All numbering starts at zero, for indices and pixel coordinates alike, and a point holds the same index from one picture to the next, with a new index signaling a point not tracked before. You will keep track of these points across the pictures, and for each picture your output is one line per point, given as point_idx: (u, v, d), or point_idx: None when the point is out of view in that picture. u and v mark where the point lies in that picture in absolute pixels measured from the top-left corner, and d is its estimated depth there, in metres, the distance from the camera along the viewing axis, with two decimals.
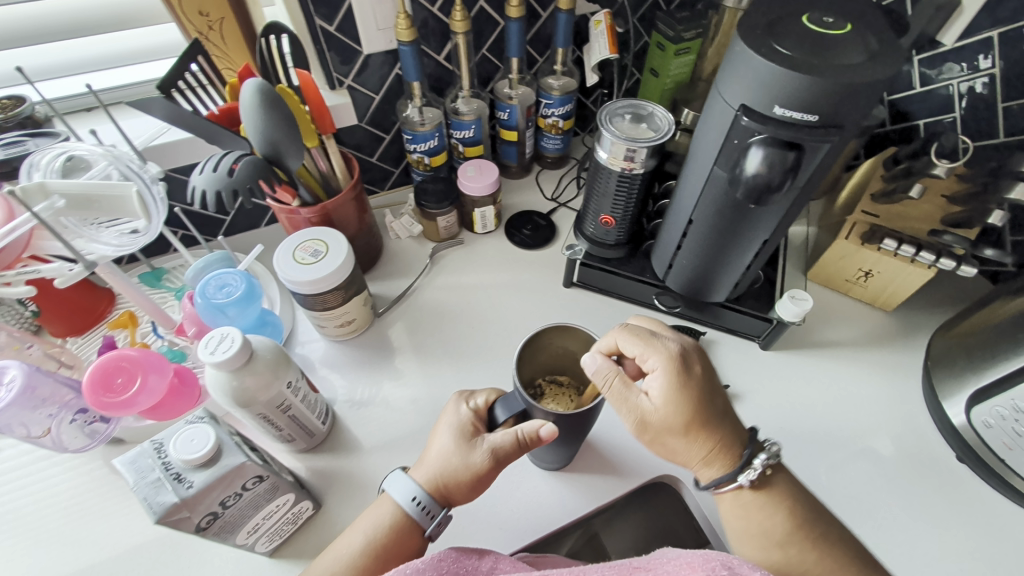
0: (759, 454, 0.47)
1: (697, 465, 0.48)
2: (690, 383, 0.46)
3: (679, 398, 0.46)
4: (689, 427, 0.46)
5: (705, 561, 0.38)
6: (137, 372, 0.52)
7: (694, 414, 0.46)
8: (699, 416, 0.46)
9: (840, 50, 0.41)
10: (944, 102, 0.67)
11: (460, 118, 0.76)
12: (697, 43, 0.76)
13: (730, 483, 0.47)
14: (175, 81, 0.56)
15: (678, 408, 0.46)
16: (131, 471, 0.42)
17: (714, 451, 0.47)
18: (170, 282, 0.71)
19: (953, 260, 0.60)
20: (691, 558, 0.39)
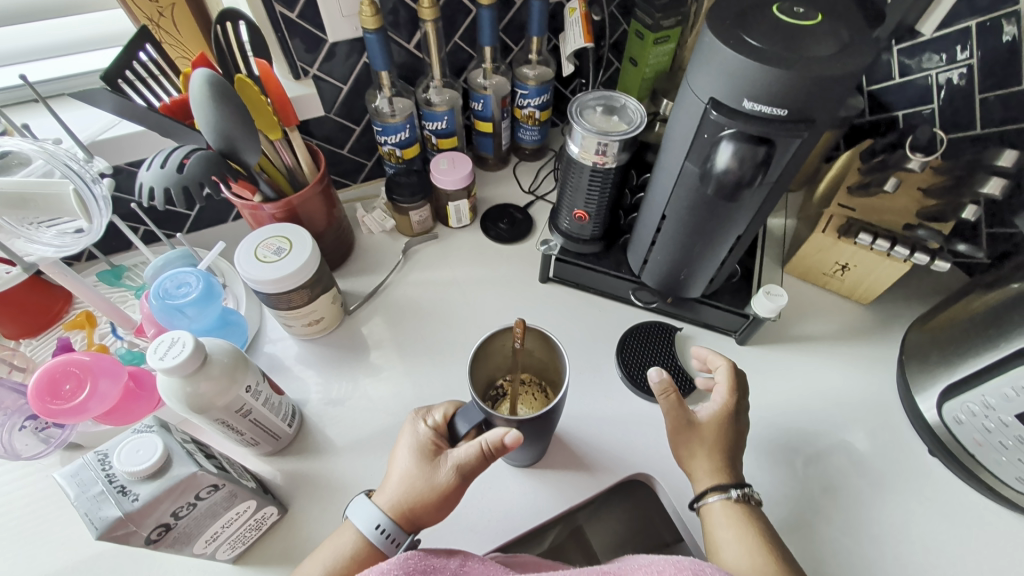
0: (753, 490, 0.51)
1: (704, 478, 0.52)
2: (738, 422, 0.54)
3: (730, 427, 0.53)
4: (722, 449, 0.52)
5: (675, 568, 0.37)
6: (86, 378, 0.50)
7: (734, 447, 0.53)
8: (734, 453, 0.53)
9: (811, 41, 0.40)
10: (923, 93, 0.66)
11: (433, 109, 0.74)
12: (676, 31, 0.74)
13: (725, 493, 0.50)
14: (122, 72, 0.53)
15: (725, 433, 0.53)
16: (72, 484, 0.40)
17: (728, 474, 0.51)
18: (131, 281, 0.68)
19: (927, 254, 0.60)
20: (661, 565, 0.38)
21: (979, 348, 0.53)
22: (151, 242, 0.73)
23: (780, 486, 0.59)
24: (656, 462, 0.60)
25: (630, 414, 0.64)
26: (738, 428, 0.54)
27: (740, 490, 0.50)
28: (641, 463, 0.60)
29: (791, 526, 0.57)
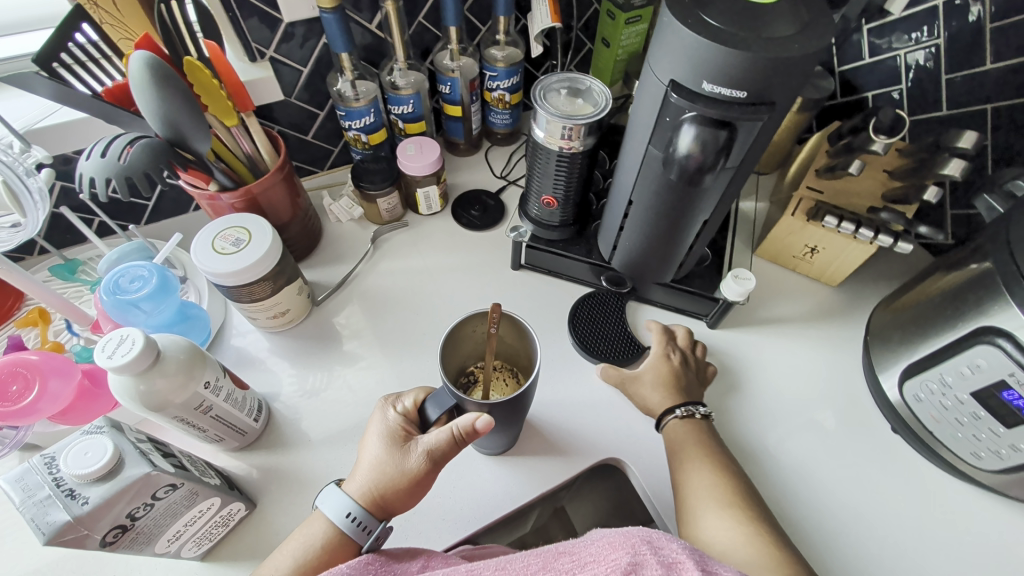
0: (699, 406, 0.57)
1: (655, 410, 0.59)
2: (672, 356, 0.62)
3: (666, 363, 0.61)
4: (664, 381, 0.59)
5: (625, 539, 0.36)
6: (34, 379, 0.48)
7: (675, 377, 0.60)
8: (678, 381, 0.60)
9: (770, 21, 0.39)
10: (892, 74, 0.66)
11: (398, 93, 0.71)
12: (648, 11, 0.73)
13: (673, 415, 0.57)
14: (56, 54, 0.51)
15: (663, 368, 0.60)
16: (17, 489, 0.39)
17: (677, 398, 0.58)
18: (87, 276, 0.66)
19: (891, 236, 0.60)
20: (611, 538, 0.37)
21: (939, 327, 0.53)
22: (107, 235, 0.71)
23: (749, 466, 0.60)
24: (628, 447, 0.60)
25: (602, 398, 0.64)
26: (674, 361, 0.61)
27: (684, 407, 0.57)
28: (612, 448, 0.60)
29: None
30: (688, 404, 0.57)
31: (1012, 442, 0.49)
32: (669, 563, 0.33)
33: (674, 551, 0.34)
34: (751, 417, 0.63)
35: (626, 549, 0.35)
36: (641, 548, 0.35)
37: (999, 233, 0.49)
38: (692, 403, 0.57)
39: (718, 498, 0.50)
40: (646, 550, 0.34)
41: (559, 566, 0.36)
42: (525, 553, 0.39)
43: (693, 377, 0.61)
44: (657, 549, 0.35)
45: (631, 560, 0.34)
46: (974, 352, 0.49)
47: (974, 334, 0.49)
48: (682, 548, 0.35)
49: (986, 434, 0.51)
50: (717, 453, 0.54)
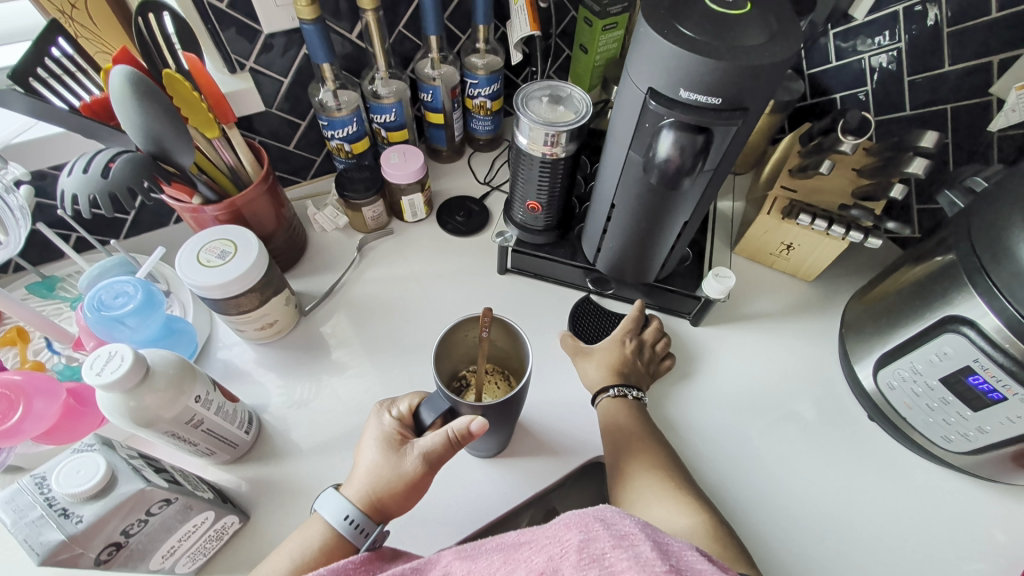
0: (633, 391, 0.59)
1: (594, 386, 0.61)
2: (628, 343, 0.63)
3: (619, 348, 0.63)
4: (606, 363, 0.62)
5: (580, 519, 0.37)
6: (18, 399, 0.47)
7: (621, 362, 0.62)
8: (625, 367, 0.62)
9: (740, 30, 0.41)
10: (857, 76, 0.69)
11: (381, 102, 0.72)
12: (624, 17, 0.74)
13: (606, 393, 0.59)
14: (33, 69, 0.50)
15: (615, 352, 0.63)
16: (7, 511, 0.38)
17: (616, 379, 0.60)
18: (66, 292, 0.65)
19: (861, 233, 0.63)
20: (567, 520, 0.37)
21: (909, 318, 0.56)
22: (86, 250, 0.70)
23: (734, 458, 0.62)
24: None
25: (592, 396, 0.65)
26: (626, 349, 0.63)
27: (618, 389, 0.59)
28: (603, 446, 0.61)
29: (746, 495, 0.60)
30: (621, 385, 0.59)
31: (980, 424, 0.52)
32: (621, 535, 0.34)
33: (626, 525, 0.35)
34: (734, 410, 0.65)
35: (578, 527, 0.36)
36: (593, 525, 0.36)
37: (961, 227, 0.52)
38: (627, 385, 0.60)
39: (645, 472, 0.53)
40: (598, 527, 0.35)
41: (519, 557, 0.36)
42: (490, 549, 0.39)
43: (642, 364, 0.64)
44: (608, 525, 0.36)
45: (583, 538, 0.35)
46: (942, 340, 0.52)
47: (943, 322, 0.51)
48: (634, 522, 0.35)
49: (955, 418, 0.54)
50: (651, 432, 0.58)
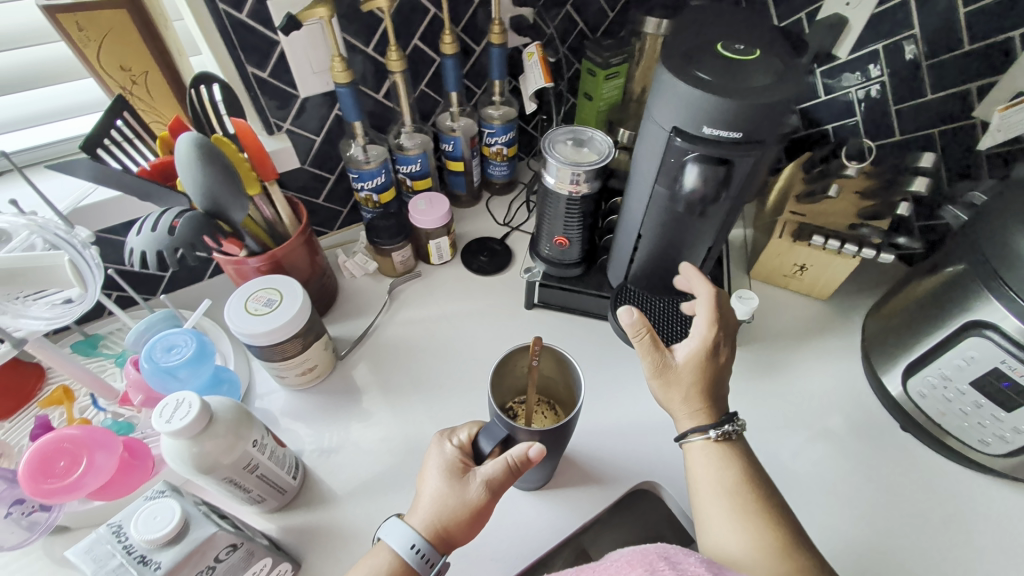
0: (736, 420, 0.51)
1: (686, 417, 0.51)
2: (717, 351, 0.53)
3: (709, 355, 0.52)
4: (697, 389, 0.52)
5: (643, 556, 0.38)
6: (81, 453, 0.49)
7: (709, 375, 0.52)
8: (712, 382, 0.52)
9: (752, 73, 0.46)
10: (845, 108, 0.74)
11: (406, 153, 0.76)
12: (625, 67, 0.81)
13: (704, 434, 0.50)
14: (101, 138, 0.54)
15: (702, 360, 0.52)
16: (88, 561, 0.39)
17: (711, 415, 0.51)
18: (109, 349, 0.66)
19: (873, 249, 0.66)
20: (629, 556, 0.38)
21: (929, 327, 0.58)
22: (128, 306, 0.72)
23: (774, 476, 0.63)
24: (660, 468, 0.62)
25: (628, 423, 0.66)
26: (718, 360, 0.53)
27: (718, 429, 0.50)
28: (645, 470, 0.62)
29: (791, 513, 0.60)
30: (727, 419, 0.50)
31: (1014, 424, 0.54)
32: None
33: (691, 564, 0.37)
34: (768, 427, 0.66)
35: (644, 565, 0.37)
36: (658, 563, 0.37)
37: (967, 239, 0.55)
38: (731, 419, 0.50)
39: (731, 505, 0.45)
40: (664, 565, 0.36)
41: None
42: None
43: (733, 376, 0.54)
44: (674, 564, 0.37)
45: None
46: (965, 345, 0.54)
47: (963, 328, 0.54)
48: (698, 561, 0.37)
49: (990, 420, 0.55)
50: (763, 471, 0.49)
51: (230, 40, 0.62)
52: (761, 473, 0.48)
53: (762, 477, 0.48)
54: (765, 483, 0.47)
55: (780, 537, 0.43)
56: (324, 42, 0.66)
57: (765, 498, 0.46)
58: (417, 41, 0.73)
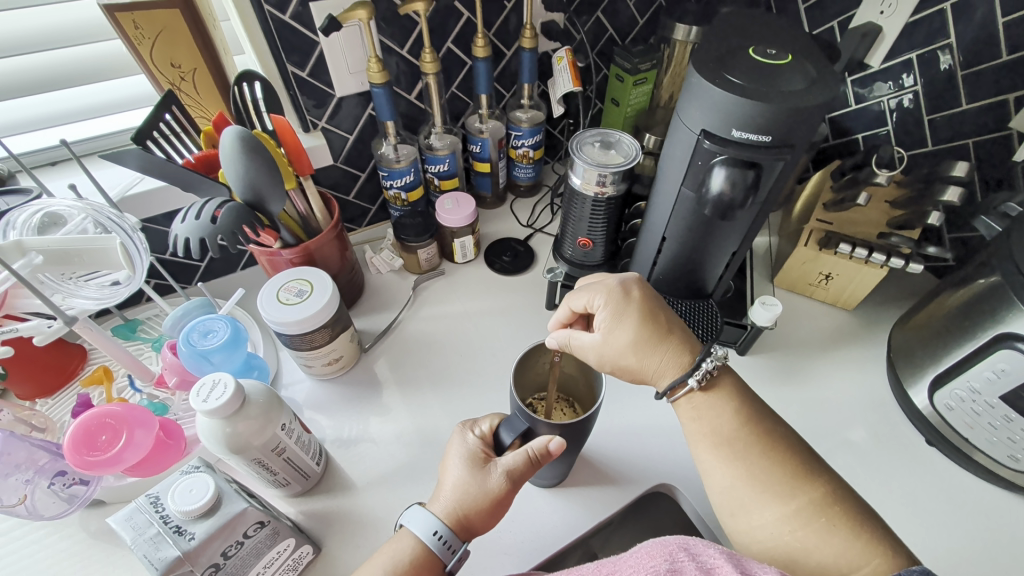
0: (710, 358, 0.49)
1: (651, 377, 0.50)
2: (631, 292, 0.51)
3: (627, 302, 0.50)
4: (625, 363, 0.50)
5: (663, 548, 0.40)
6: (121, 428, 0.52)
7: (642, 321, 0.50)
8: (647, 323, 0.50)
9: (784, 78, 0.46)
10: (877, 117, 0.74)
11: (435, 153, 0.78)
12: (653, 73, 0.82)
13: (685, 385, 0.48)
14: (150, 131, 0.57)
15: (627, 311, 0.50)
16: (127, 528, 0.41)
17: (684, 364, 0.49)
18: (146, 333, 0.69)
19: (902, 259, 0.65)
20: (650, 547, 0.41)
21: (959, 339, 0.57)
22: (166, 294, 0.75)
23: None
24: (677, 471, 0.62)
25: (646, 426, 0.66)
26: (633, 299, 0.51)
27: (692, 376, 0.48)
28: (662, 474, 0.62)
29: None
30: (673, 380, 0.49)
31: None
32: (708, 568, 0.37)
33: (711, 556, 0.38)
34: None
35: (664, 556, 0.39)
36: (678, 554, 0.39)
37: (1000, 249, 0.54)
38: (686, 372, 0.48)
39: (720, 453, 0.46)
40: (684, 556, 0.39)
41: None
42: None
43: (677, 334, 0.50)
44: (694, 555, 0.39)
45: (669, 566, 0.38)
46: (996, 357, 0.53)
47: (994, 340, 0.53)
48: (718, 552, 0.38)
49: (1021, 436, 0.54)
50: (753, 402, 0.48)
51: (273, 40, 0.64)
52: (749, 406, 0.48)
53: (749, 411, 0.47)
54: (753, 415, 0.47)
55: (775, 471, 0.45)
56: (361, 43, 0.69)
57: (754, 435, 0.46)
58: (450, 45, 0.75)
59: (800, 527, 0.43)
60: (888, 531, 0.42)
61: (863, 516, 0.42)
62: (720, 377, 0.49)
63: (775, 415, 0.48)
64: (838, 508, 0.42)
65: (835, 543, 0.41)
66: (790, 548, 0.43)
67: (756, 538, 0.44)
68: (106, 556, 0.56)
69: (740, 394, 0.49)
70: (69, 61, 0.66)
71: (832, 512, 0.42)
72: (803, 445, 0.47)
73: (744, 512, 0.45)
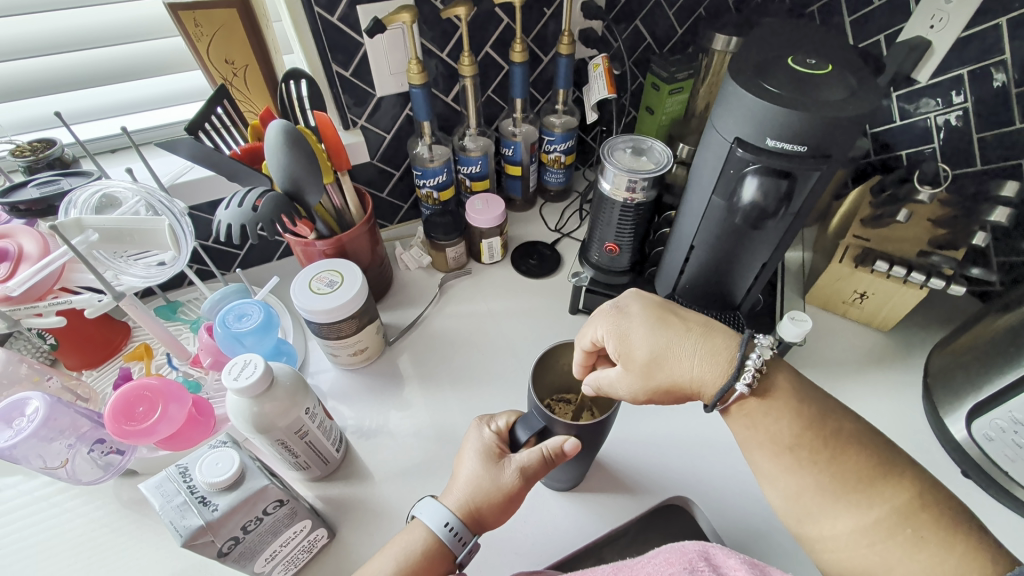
0: (755, 353, 0.46)
1: (697, 386, 0.47)
2: (627, 306, 0.51)
3: (628, 320, 0.50)
4: (663, 385, 0.48)
5: (683, 555, 0.42)
6: (158, 402, 0.55)
7: (655, 331, 0.48)
8: (662, 332, 0.48)
9: (823, 88, 0.46)
10: (923, 133, 0.71)
11: (468, 154, 0.80)
12: (689, 83, 0.81)
13: (736, 390, 0.46)
14: (203, 122, 0.61)
15: (636, 330, 0.49)
16: (157, 495, 0.43)
17: (731, 367, 0.46)
18: (186, 315, 0.73)
19: (943, 279, 0.63)
20: (669, 554, 0.42)
21: (1001, 366, 0.54)
22: (206, 279, 0.79)
23: None
24: (694, 485, 0.61)
25: (665, 436, 0.65)
26: (633, 313, 0.50)
27: (744, 377, 0.45)
28: (678, 486, 0.61)
29: None
30: (719, 389, 0.46)
31: None
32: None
33: (730, 565, 0.40)
34: None
35: (684, 564, 0.41)
36: (698, 563, 0.41)
37: None
38: (732, 375, 0.45)
39: (781, 461, 0.44)
40: (704, 565, 0.40)
41: None
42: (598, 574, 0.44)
43: (707, 335, 0.48)
44: (713, 564, 0.41)
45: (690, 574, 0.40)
46: None
47: None
48: (738, 562, 0.40)
49: None
50: (814, 402, 0.45)
51: (320, 40, 0.67)
52: (810, 406, 0.45)
53: (810, 413, 0.45)
54: (816, 417, 0.44)
55: (846, 479, 0.42)
56: (403, 46, 0.71)
57: (820, 441, 0.43)
58: (489, 49, 0.77)
59: (880, 538, 0.40)
60: (985, 538, 0.38)
61: (954, 523, 0.39)
62: (773, 374, 0.46)
63: (841, 412, 0.45)
64: (925, 516, 0.39)
65: (921, 558, 0.38)
66: (870, 560, 0.40)
67: (830, 548, 0.42)
68: (135, 525, 0.58)
69: (799, 394, 0.46)
70: (132, 55, 0.70)
71: (919, 520, 0.39)
72: (878, 444, 0.43)
73: (814, 521, 0.43)
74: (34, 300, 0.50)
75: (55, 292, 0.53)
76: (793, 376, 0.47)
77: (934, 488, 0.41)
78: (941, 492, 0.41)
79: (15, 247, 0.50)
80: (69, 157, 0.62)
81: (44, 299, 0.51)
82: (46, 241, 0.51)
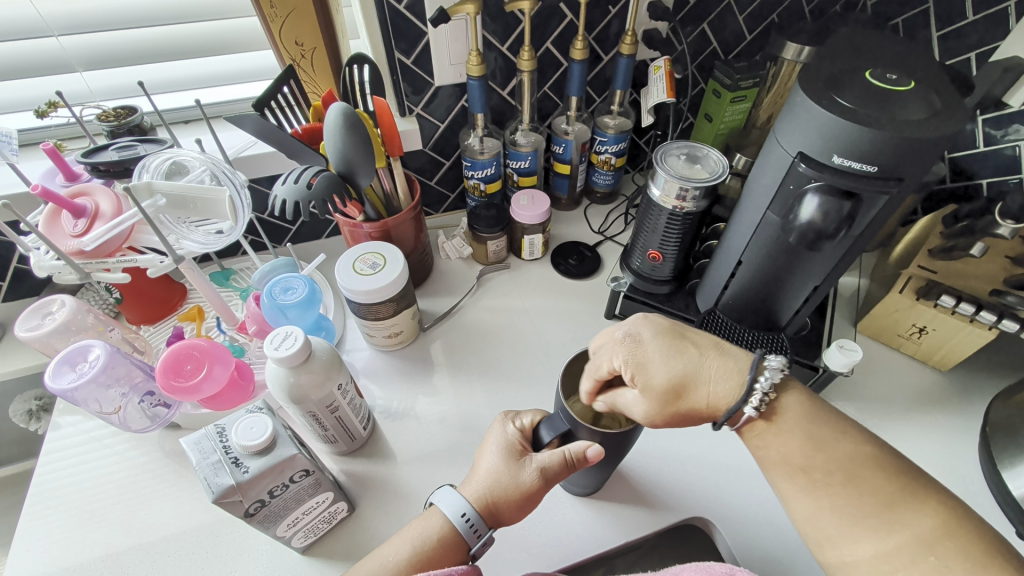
0: (763, 376, 0.45)
1: (709, 409, 0.47)
2: (639, 334, 0.49)
3: (644, 352, 0.47)
4: (682, 410, 0.47)
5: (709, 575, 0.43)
6: (204, 362, 0.58)
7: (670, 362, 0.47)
8: (678, 362, 0.47)
9: (903, 105, 0.43)
10: (1009, 162, 0.65)
11: (518, 149, 0.79)
12: (753, 92, 0.78)
13: (744, 412, 0.45)
14: (269, 100, 0.63)
15: (649, 361, 0.47)
16: (195, 451, 0.46)
17: (744, 387, 0.45)
18: (237, 282, 0.76)
19: (1016, 322, 0.58)
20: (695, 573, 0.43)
21: None
22: (258, 250, 0.82)
23: None
24: (717, 507, 0.59)
25: (691, 455, 0.63)
26: (647, 343, 0.48)
27: (754, 399, 0.45)
28: (699, 506, 0.60)
29: None
30: (729, 411, 0.45)
31: None
32: None
33: None
34: None
35: None
36: None
37: None
38: (739, 399, 0.45)
39: (794, 481, 0.43)
40: None
41: None
42: None
43: (714, 356, 0.47)
44: None
45: None
46: None
47: None
48: None
49: None
50: (828, 424, 0.43)
51: (386, 27, 0.68)
52: (822, 429, 0.43)
53: (820, 436, 0.43)
54: (829, 439, 0.43)
55: (863, 502, 0.40)
56: (465, 36, 0.72)
57: (833, 465, 0.42)
58: (549, 45, 0.76)
59: (903, 566, 0.37)
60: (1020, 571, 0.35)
61: (985, 555, 0.36)
62: (781, 397, 0.45)
63: (856, 435, 0.43)
64: (949, 546, 0.37)
65: None
66: None
67: None
68: (175, 476, 0.62)
69: (812, 416, 0.44)
70: (210, 31, 0.74)
71: (941, 551, 0.37)
72: (903, 467, 0.41)
73: (833, 546, 0.41)
74: (104, 256, 0.54)
75: (123, 251, 0.56)
76: (804, 398, 0.46)
77: (964, 517, 0.38)
78: (971, 521, 0.38)
79: (92, 205, 0.54)
80: (147, 124, 0.66)
81: (114, 256, 0.54)
82: (119, 202, 0.55)
